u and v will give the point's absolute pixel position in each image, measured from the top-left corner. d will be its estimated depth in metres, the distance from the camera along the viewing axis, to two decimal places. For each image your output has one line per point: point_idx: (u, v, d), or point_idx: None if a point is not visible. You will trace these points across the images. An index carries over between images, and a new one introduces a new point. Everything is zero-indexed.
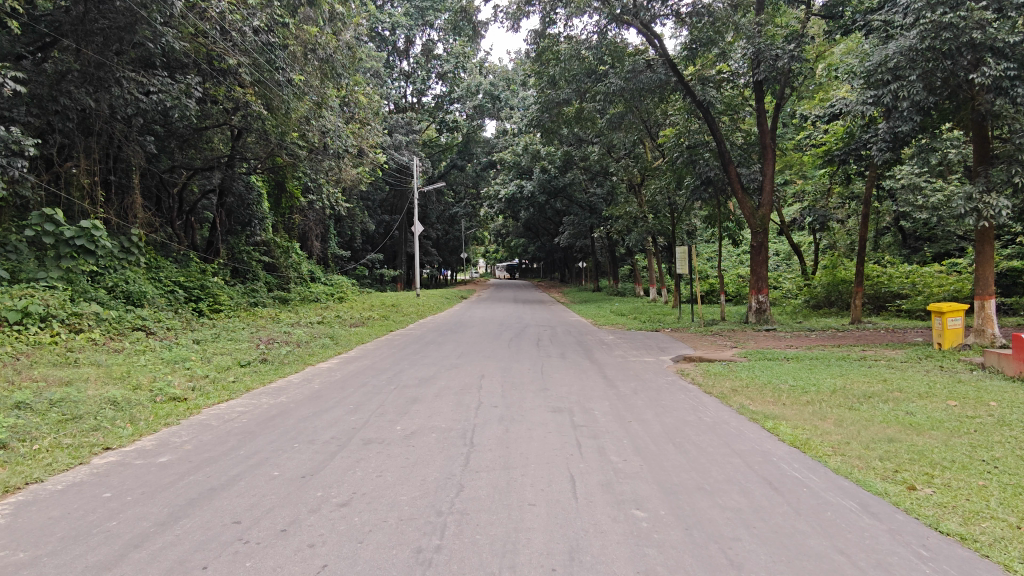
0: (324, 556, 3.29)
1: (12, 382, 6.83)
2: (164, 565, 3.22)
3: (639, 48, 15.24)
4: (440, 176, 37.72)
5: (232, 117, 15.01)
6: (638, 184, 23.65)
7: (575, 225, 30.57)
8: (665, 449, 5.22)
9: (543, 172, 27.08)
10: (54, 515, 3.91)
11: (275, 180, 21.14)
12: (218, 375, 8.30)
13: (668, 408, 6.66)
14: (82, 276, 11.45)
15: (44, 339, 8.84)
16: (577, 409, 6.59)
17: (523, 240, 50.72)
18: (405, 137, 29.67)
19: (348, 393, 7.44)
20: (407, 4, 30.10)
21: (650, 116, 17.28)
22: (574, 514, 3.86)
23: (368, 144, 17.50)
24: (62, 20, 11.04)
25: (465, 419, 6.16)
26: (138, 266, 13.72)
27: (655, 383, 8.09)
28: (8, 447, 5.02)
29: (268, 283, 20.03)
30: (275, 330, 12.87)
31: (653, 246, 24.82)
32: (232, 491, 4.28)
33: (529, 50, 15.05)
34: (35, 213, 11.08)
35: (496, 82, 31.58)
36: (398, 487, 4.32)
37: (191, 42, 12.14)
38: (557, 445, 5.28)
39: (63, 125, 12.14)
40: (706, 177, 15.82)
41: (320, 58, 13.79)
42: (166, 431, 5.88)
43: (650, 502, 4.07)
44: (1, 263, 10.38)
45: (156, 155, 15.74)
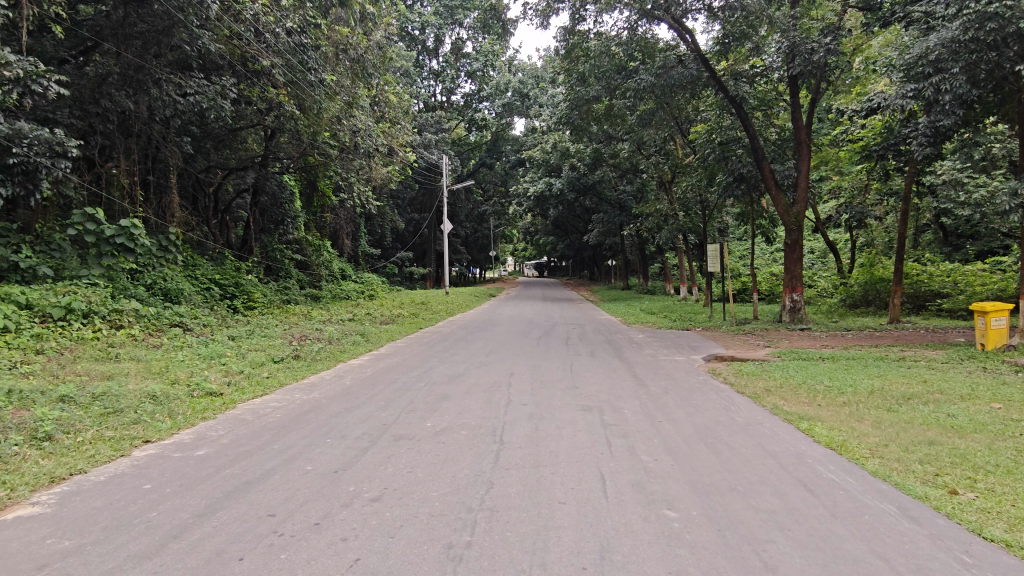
0: (356, 550, 3.33)
1: (56, 376, 7.06)
2: (203, 556, 3.29)
3: (671, 44, 15.04)
4: (469, 175, 37.87)
5: (266, 118, 15.13)
6: (669, 181, 23.40)
7: (605, 223, 30.40)
8: (696, 449, 5.16)
9: (572, 169, 26.99)
10: (97, 506, 4.02)
11: (308, 180, 21.52)
12: (252, 371, 8.46)
13: (700, 408, 6.58)
14: (122, 274, 11.76)
15: (86, 334, 9.13)
16: (607, 407, 6.55)
17: (553, 239, 50.68)
18: (435, 136, 29.94)
19: (379, 389, 7.51)
20: (436, 3, 30.23)
21: (680, 113, 17.11)
22: (604, 513, 3.83)
23: (398, 143, 17.68)
24: (103, 24, 11.40)
25: (495, 416, 6.18)
26: (176, 264, 14.04)
27: (686, 382, 8.01)
28: (54, 438, 5.20)
29: (301, 281, 20.32)
30: (307, 327, 13.08)
31: (684, 244, 24.57)
32: (267, 485, 4.35)
33: (558, 47, 14.99)
34: (77, 212, 11.53)
35: (525, 80, 31.21)
36: (429, 483, 4.35)
37: (226, 44, 12.39)
38: (587, 444, 5.25)
39: (103, 126, 12.47)
40: (738, 173, 15.62)
41: (350, 59, 14.14)
42: (202, 425, 6.02)
43: (682, 502, 4.02)
44: (46, 261, 10.68)
45: (193, 156, 16.08)
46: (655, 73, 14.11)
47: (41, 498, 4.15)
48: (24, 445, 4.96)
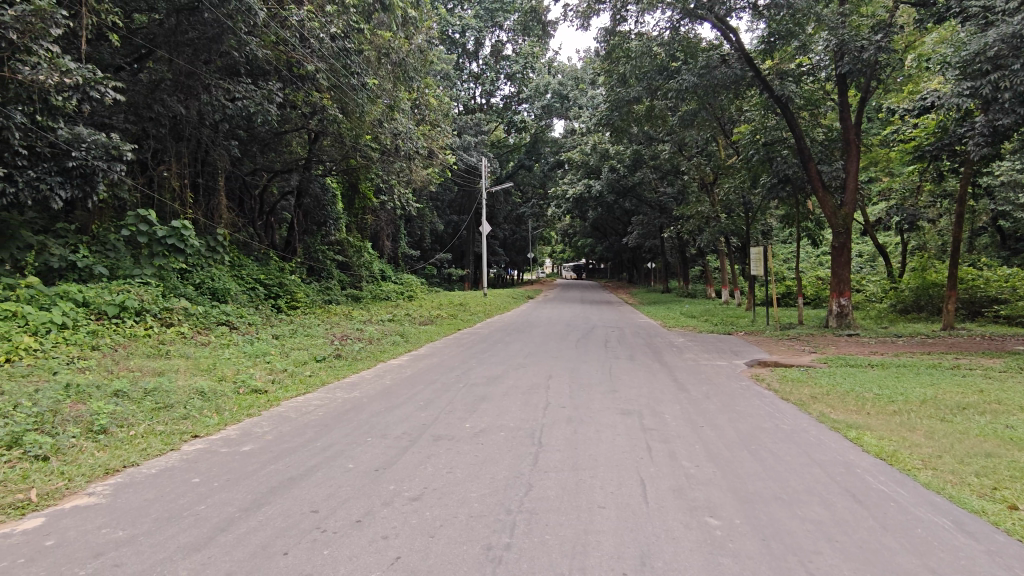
0: (397, 549, 3.36)
1: (111, 372, 7.33)
2: (249, 549, 3.37)
3: (714, 43, 14.86)
4: (508, 176, 37.85)
5: (310, 122, 15.27)
6: (711, 183, 23.01)
7: (644, 225, 30.08)
8: (739, 457, 5.04)
9: (611, 171, 26.76)
10: (148, 497, 4.15)
11: (350, 181, 21.87)
12: (296, 369, 8.64)
13: (743, 414, 6.44)
14: (172, 274, 12.15)
15: (138, 331, 9.48)
16: (647, 412, 6.47)
17: (591, 241, 50.36)
18: (474, 138, 30.18)
19: (418, 389, 7.58)
20: (477, 6, 30.45)
21: (723, 113, 16.81)
22: (644, 518, 3.79)
23: (438, 145, 17.87)
24: (157, 32, 11.75)
25: (533, 418, 6.16)
26: (223, 264, 14.43)
27: (729, 387, 7.84)
28: (109, 431, 5.40)
29: (342, 281, 20.66)
30: (348, 327, 13.25)
31: (726, 246, 24.12)
32: (310, 482, 4.42)
33: (598, 48, 14.93)
34: (131, 214, 11.93)
35: (564, 82, 31.38)
36: (468, 484, 4.36)
37: (272, 50, 12.62)
38: (627, 448, 5.20)
39: (156, 130, 12.88)
40: (783, 175, 15.27)
41: (393, 62, 14.33)
42: (248, 421, 6.16)
43: (725, 510, 3.95)
44: (101, 261, 11.08)
45: (240, 159, 16.49)
46: (698, 73, 13.82)
47: (97, 489, 4.31)
48: (81, 437, 5.17)
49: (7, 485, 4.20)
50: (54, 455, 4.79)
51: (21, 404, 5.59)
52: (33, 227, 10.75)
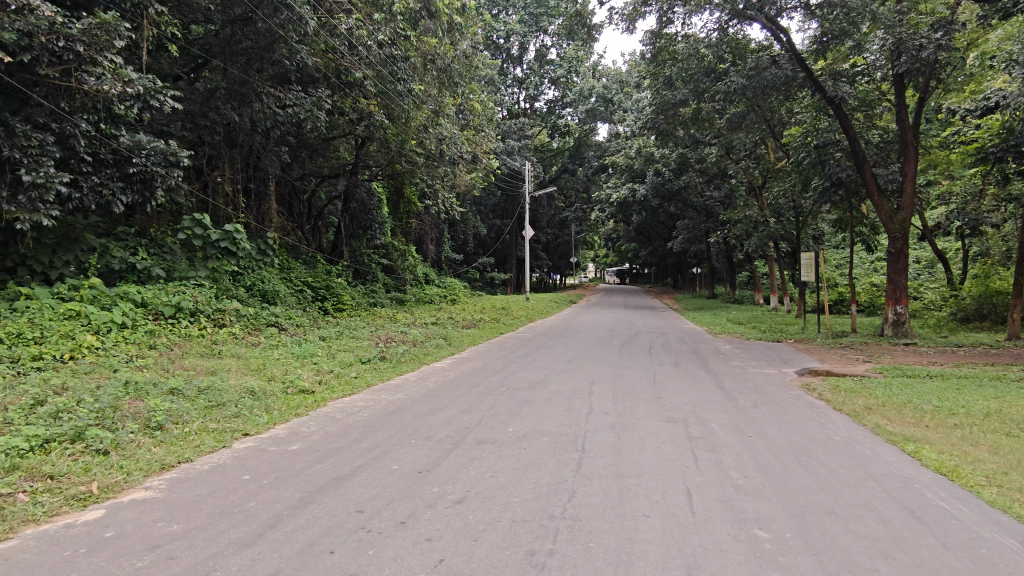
0: (440, 551, 3.37)
1: (167, 370, 7.60)
2: (297, 547, 3.43)
3: (764, 44, 14.52)
4: (551, 180, 37.73)
5: (357, 128, 15.53)
6: (760, 186, 22.51)
7: (690, 230, 29.64)
8: (790, 468, 4.90)
9: (656, 175, 26.40)
10: (202, 492, 4.29)
11: (395, 187, 22.22)
12: (342, 371, 8.80)
13: (793, 424, 6.26)
14: (225, 275, 12.53)
15: (193, 331, 9.85)
16: (692, 419, 6.35)
17: (635, 246, 49.85)
18: (517, 143, 30.36)
19: (461, 393, 7.62)
20: (522, 11, 30.59)
21: (773, 114, 16.38)
22: (691, 529, 3.71)
23: (482, 150, 18.09)
24: (213, 43, 12.28)
25: (577, 424, 6.12)
26: (273, 267, 14.79)
27: (778, 396, 7.65)
28: (165, 428, 5.59)
29: (387, 284, 20.99)
30: (393, 330, 13.48)
31: (776, 251, 23.51)
32: (355, 482, 4.49)
33: (644, 51, 14.86)
34: (188, 218, 12.39)
35: (609, 85, 31.16)
36: (511, 488, 4.36)
37: (322, 58, 12.94)
38: (672, 456, 5.11)
39: (211, 138, 13.30)
40: (837, 178, 14.63)
41: (438, 69, 14.55)
42: (296, 421, 6.29)
43: (775, 522, 3.83)
44: (159, 263, 11.53)
45: (289, 165, 16.83)
46: (746, 74, 13.52)
47: (154, 483, 4.47)
48: (139, 433, 5.37)
49: (71, 477, 4.40)
50: (114, 450, 4.98)
51: (83, 400, 5.84)
52: (96, 231, 11.10)
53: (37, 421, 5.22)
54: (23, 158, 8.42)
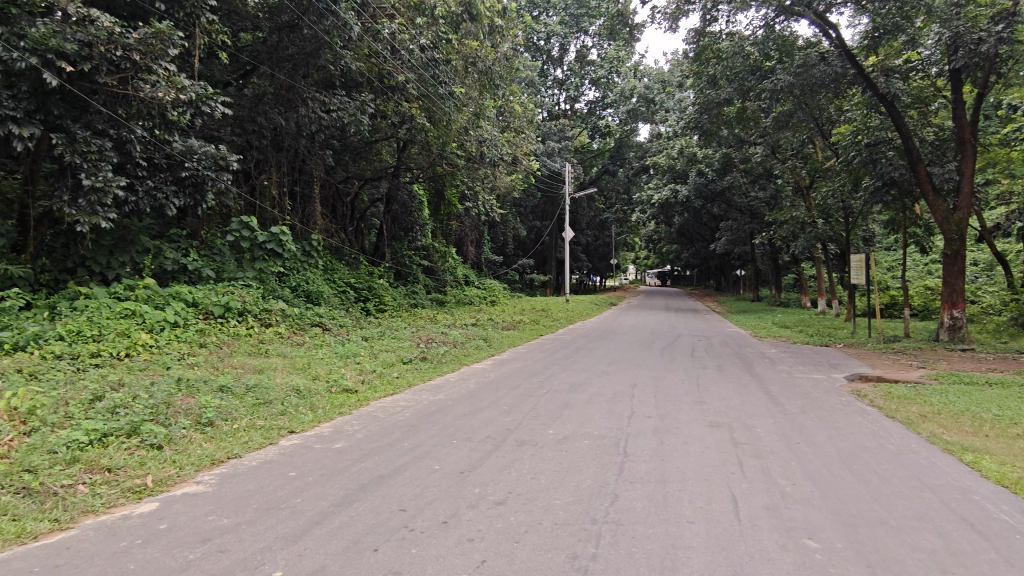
0: (482, 552, 3.38)
1: (217, 368, 7.82)
2: (342, 544, 3.48)
3: (812, 41, 14.13)
4: (591, 182, 37.46)
5: (399, 130, 15.70)
6: (807, 186, 21.92)
7: (734, 231, 29.21)
8: (839, 476, 4.75)
9: (699, 175, 25.96)
10: (250, 488, 4.39)
11: (436, 189, 22.42)
12: (385, 370, 8.91)
13: (844, 432, 6.06)
14: (272, 276, 12.84)
15: (241, 330, 10.11)
16: (738, 425, 6.22)
17: (676, 248, 49.19)
18: (558, 144, 30.35)
19: (501, 394, 7.63)
20: (563, 12, 30.54)
21: (821, 113, 15.94)
22: (738, 537, 3.63)
23: (521, 152, 18.21)
24: (261, 49, 12.52)
25: (618, 427, 6.06)
26: (317, 268, 15.08)
27: (827, 402, 7.42)
28: (216, 424, 5.76)
29: (428, 285, 21.15)
30: (434, 330, 13.60)
31: (824, 253, 22.83)
32: (397, 481, 4.53)
33: (687, 50, 14.79)
34: (236, 221, 12.78)
35: (651, 85, 30.49)
36: (553, 491, 4.34)
37: (366, 63, 13.16)
38: (717, 462, 5.01)
39: (258, 142, 13.53)
40: (889, 178, 14.09)
41: (479, 71, 14.64)
42: (340, 419, 6.40)
43: (825, 532, 3.72)
44: (209, 264, 11.88)
45: (333, 168, 17.07)
46: (793, 72, 13.20)
47: (204, 477, 4.60)
48: (190, 429, 5.54)
49: (127, 470, 4.56)
50: (167, 444, 5.15)
51: (139, 396, 6.05)
52: (150, 232, 11.51)
53: (97, 415, 5.44)
54: (83, 163, 8.80)
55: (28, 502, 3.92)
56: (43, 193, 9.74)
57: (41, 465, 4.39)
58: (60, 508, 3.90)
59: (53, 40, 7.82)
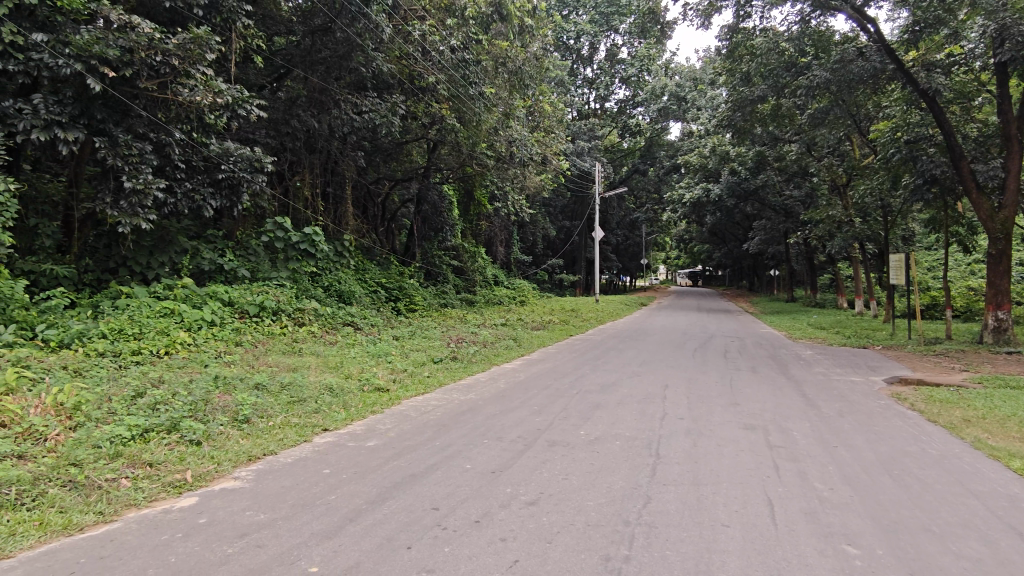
0: (515, 552, 3.38)
1: (252, 366, 7.98)
2: (375, 541, 3.51)
3: (850, 35, 13.79)
4: (621, 181, 37.18)
5: (429, 131, 15.75)
6: (844, 184, 21.43)
7: (767, 230, 28.75)
8: (880, 481, 4.64)
9: (732, 174, 25.56)
10: (286, 484, 4.46)
11: (466, 189, 22.53)
12: (416, 370, 8.98)
13: (884, 436, 5.91)
14: (305, 276, 13.03)
15: (276, 329, 10.29)
16: (773, 428, 6.11)
17: (708, 248, 48.58)
18: (588, 144, 30.24)
19: (532, 394, 7.63)
20: (593, 10, 30.42)
21: (858, 110, 15.58)
22: (774, 541, 3.57)
23: (551, 151, 18.26)
24: (294, 53, 12.75)
25: (650, 428, 6.01)
26: (349, 268, 15.25)
27: (865, 405, 7.26)
28: (252, 421, 5.88)
29: (458, 286, 21.20)
30: (465, 330, 13.67)
31: (861, 253, 22.32)
32: (429, 479, 4.56)
33: (720, 47, 14.64)
34: (270, 222, 13.00)
35: (683, 83, 30.19)
36: (585, 491, 4.32)
37: (397, 65, 13.27)
38: (752, 465, 4.93)
39: (292, 144, 13.77)
40: (930, 175, 13.58)
41: (509, 71, 14.66)
42: (372, 417, 6.48)
43: (865, 538, 3.64)
44: (244, 264, 12.11)
45: (365, 169, 17.22)
46: (830, 68, 12.89)
47: (241, 473, 4.70)
48: (228, 426, 5.65)
49: (168, 465, 4.67)
50: (205, 441, 5.27)
51: (178, 393, 6.19)
52: (188, 233, 11.78)
53: (138, 412, 5.59)
54: (124, 166, 9.07)
55: (74, 495, 4.04)
56: (86, 196, 10.05)
57: (86, 459, 4.53)
58: (105, 501, 4.02)
59: (96, 46, 8.06)
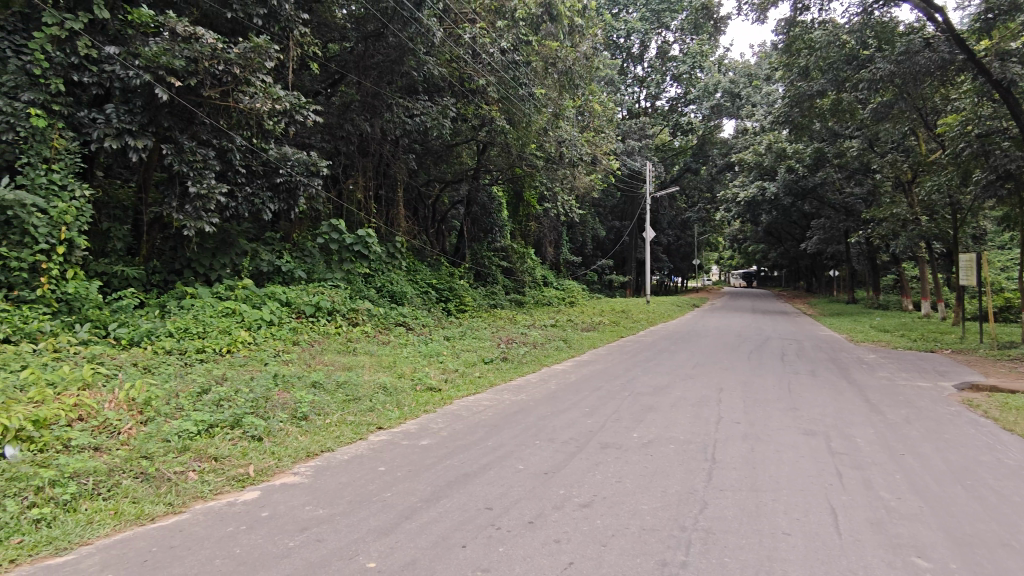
0: (569, 554, 3.36)
1: (309, 365, 8.19)
2: (431, 539, 3.56)
3: (915, 26, 13.10)
4: (673, 181, 36.61)
5: (480, 134, 15.41)
6: (909, 182, 20.54)
7: (826, 229, 27.93)
8: (952, 492, 4.42)
9: (789, 171, 24.84)
10: (343, 481, 4.56)
11: (515, 190, 22.64)
12: (467, 370, 9.06)
13: (956, 444, 5.63)
14: (358, 277, 13.30)
15: (331, 329, 10.54)
16: (835, 433, 5.90)
17: (763, 248, 47.32)
18: (638, 143, 29.94)
19: (583, 395, 7.59)
20: (644, 7, 30.08)
21: (924, 103, 14.93)
22: (839, 551, 3.45)
23: (601, 151, 18.30)
24: (348, 59, 13.01)
25: (705, 432, 5.90)
26: (401, 269, 15.52)
27: (934, 412, 6.94)
28: (310, 418, 6.04)
29: (507, 287, 21.24)
30: (514, 331, 13.73)
31: (928, 252, 21.35)
32: (483, 479, 4.59)
33: (777, 42, 14.42)
34: (326, 224, 13.31)
35: (737, 80, 29.65)
36: (639, 495, 4.27)
37: (448, 67, 13.49)
38: (814, 472, 4.78)
39: (347, 148, 14.10)
40: (1004, 171, 13.02)
41: (559, 72, 14.78)
42: (425, 417, 6.56)
43: (938, 551, 3.47)
44: (300, 265, 12.45)
45: (416, 171, 17.51)
46: (894, 60, 12.32)
47: (300, 469, 4.83)
48: (287, 423, 5.82)
49: (231, 460, 4.85)
50: (266, 437, 5.44)
51: (241, 390, 6.41)
52: (248, 236, 12.17)
53: (204, 408, 5.81)
54: (189, 171, 9.46)
55: (146, 487, 4.23)
56: (154, 201, 10.52)
57: (156, 452, 4.74)
58: (174, 492, 4.20)
59: (163, 57, 8.42)
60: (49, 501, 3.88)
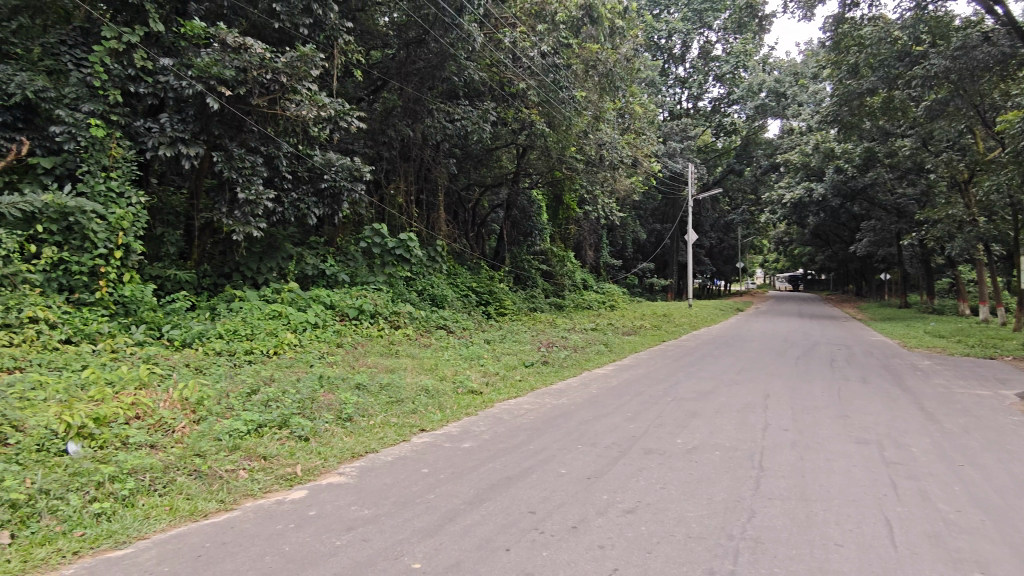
0: (614, 560, 3.33)
1: (353, 367, 8.34)
2: (475, 541, 3.57)
3: (973, 19, 12.63)
4: (715, 183, 36.04)
5: (519, 137, 15.70)
6: (965, 181, 19.74)
7: (877, 231, 27.13)
8: (1016, 505, 4.22)
9: (837, 172, 24.17)
10: (387, 482, 4.62)
11: (555, 193, 22.62)
12: (507, 373, 9.08)
13: (1020, 455, 5.38)
14: (400, 280, 13.47)
15: (374, 331, 10.71)
16: (889, 442, 5.70)
17: (809, 250, 46.08)
18: (680, 145, 29.62)
19: (625, 400, 7.52)
20: (686, 8, 29.71)
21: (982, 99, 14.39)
22: (895, 565, 3.33)
23: (641, 153, 18.17)
24: (390, 66, 13.20)
25: (752, 439, 5.77)
26: (441, 273, 15.64)
27: (996, 421, 6.65)
28: (354, 420, 6.14)
29: (546, 290, 21.13)
30: (554, 334, 13.69)
31: (986, 255, 20.46)
32: (525, 483, 4.59)
33: (824, 40, 14.12)
34: (369, 228, 13.50)
35: (783, 79, 29.26)
36: (684, 502, 4.20)
37: (488, 72, 13.63)
38: (867, 482, 4.63)
39: (389, 153, 14.30)
40: None
41: (600, 74, 14.71)
42: (467, 419, 6.59)
43: (1001, 567, 3.32)
44: (344, 269, 12.67)
45: (457, 175, 17.66)
46: (950, 55, 11.94)
47: (346, 469, 4.91)
48: (333, 423, 5.94)
49: (279, 459, 4.96)
50: (313, 437, 5.56)
51: (288, 391, 6.57)
52: (294, 240, 12.46)
53: (253, 407, 5.97)
54: (238, 177, 9.72)
55: (199, 484, 4.36)
56: (205, 207, 10.87)
57: (209, 450, 4.88)
58: (225, 490, 4.32)
59: (214, 68, 8.67)
60: (109, 495, 4.03)
